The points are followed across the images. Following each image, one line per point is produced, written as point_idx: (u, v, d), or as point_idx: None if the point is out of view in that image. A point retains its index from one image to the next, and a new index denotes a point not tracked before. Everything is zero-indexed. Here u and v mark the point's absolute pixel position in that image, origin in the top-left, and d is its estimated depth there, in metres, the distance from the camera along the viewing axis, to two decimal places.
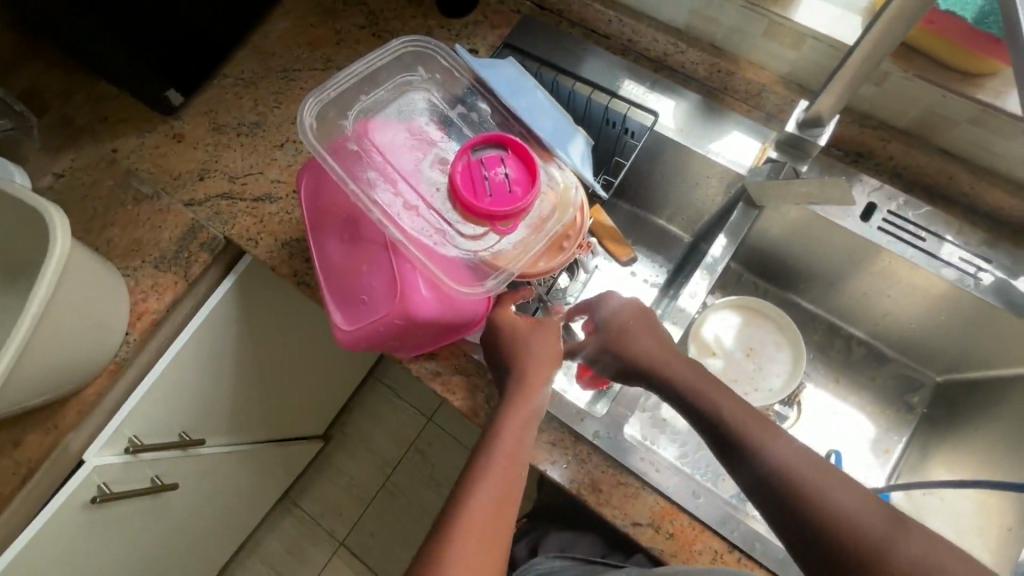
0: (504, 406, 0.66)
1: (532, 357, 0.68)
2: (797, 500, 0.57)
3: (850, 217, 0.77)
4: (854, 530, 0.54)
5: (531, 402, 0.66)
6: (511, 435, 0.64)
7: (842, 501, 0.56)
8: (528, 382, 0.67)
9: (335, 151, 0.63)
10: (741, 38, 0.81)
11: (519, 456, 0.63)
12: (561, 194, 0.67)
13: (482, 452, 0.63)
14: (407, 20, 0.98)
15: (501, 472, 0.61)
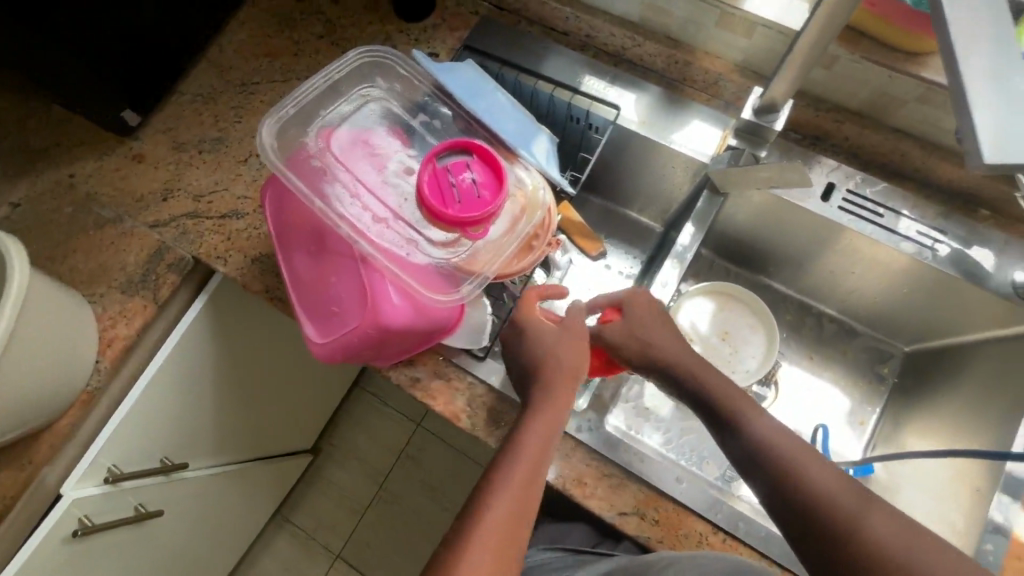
0: (531, 413, 0.66)
1: (559, 364, 0.69)
2: (783, 479, 0.61)
3: (811, 198, 0.79)
4: (834, 506, 0.58)
5: (558, 410, 0.67)
6: (534, 442, 0.64)
7: (824, 480, 0.60)
8: (557, 390, 0.67)
9: (298, 168, 0.62)
10: (695, 29, 0.82)
11: (541, 464, 0.63)
12: (529, 195, 0.68)
13: (502, 459, 0.63)
14: (365, 26, 0.97)
15: (521, 479, 0.62)
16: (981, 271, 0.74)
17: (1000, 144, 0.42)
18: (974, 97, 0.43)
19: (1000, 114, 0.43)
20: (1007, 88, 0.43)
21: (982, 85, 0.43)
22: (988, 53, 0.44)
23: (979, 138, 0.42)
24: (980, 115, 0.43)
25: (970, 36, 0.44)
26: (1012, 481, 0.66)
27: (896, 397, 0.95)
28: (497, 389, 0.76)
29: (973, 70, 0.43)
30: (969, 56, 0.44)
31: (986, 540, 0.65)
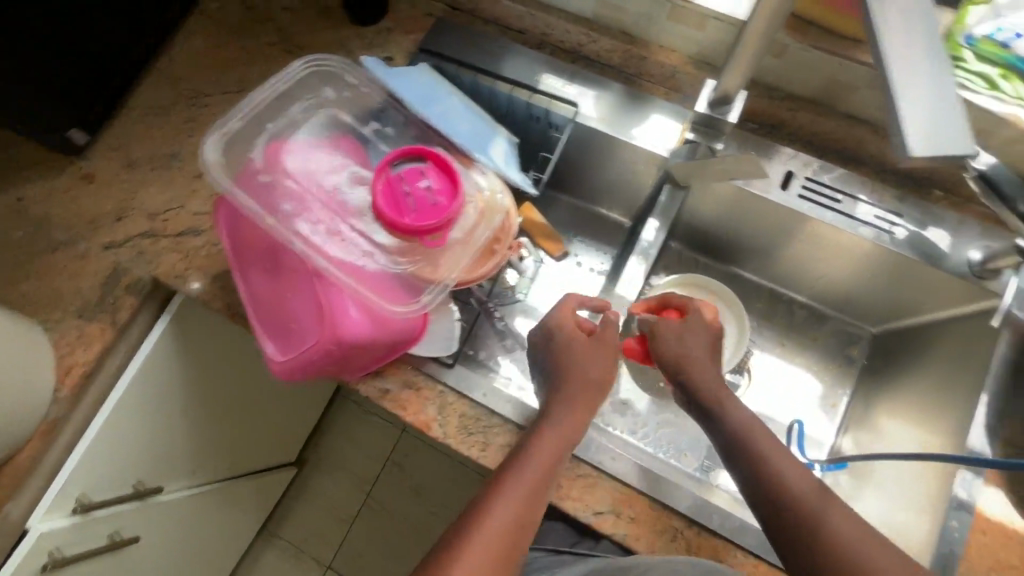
0: (549, 421, 0.69)
1: (587, 374, 0.72)
2: (765, 476, 0.63)
3: (771, 187, 0.79)
4: (810, 506, 0.60)
5: (577, 420, 0.70)
6: (549, 451, 0.67)
7: (803, 481, 0.62)
8: (579, 401, 0.70)
9: (246, 185, 0.60)
10: (649, 23, 0.82)
11: (552, 471, 0.66)
12: (487, 199, 0.67)
13: (514, 463, 0.66)
14: (319, 32, 0.95)
15: (530, 484, 0.65)
16: (938, 252, 0.75)
17: (925, 136, 0.44)
18: (901, 90, 0.45)
19: (926, 106, 0.45)
20: (932, 82, 0.45)
21: (907, 78, 0.45)
22: (912, 47, 0.46)
23: (907, 131, 0.44)
24: (907, 108, 0.45)
25: (893, 33, 0.46)
26: (974, 457, 0.68)
27: (866, 378, 0.96)
28: (468, 395, 0.76)
29: (898, 64, 0.46)
30: (894, 51, 0.46)
31: (952, 517, 0.66)
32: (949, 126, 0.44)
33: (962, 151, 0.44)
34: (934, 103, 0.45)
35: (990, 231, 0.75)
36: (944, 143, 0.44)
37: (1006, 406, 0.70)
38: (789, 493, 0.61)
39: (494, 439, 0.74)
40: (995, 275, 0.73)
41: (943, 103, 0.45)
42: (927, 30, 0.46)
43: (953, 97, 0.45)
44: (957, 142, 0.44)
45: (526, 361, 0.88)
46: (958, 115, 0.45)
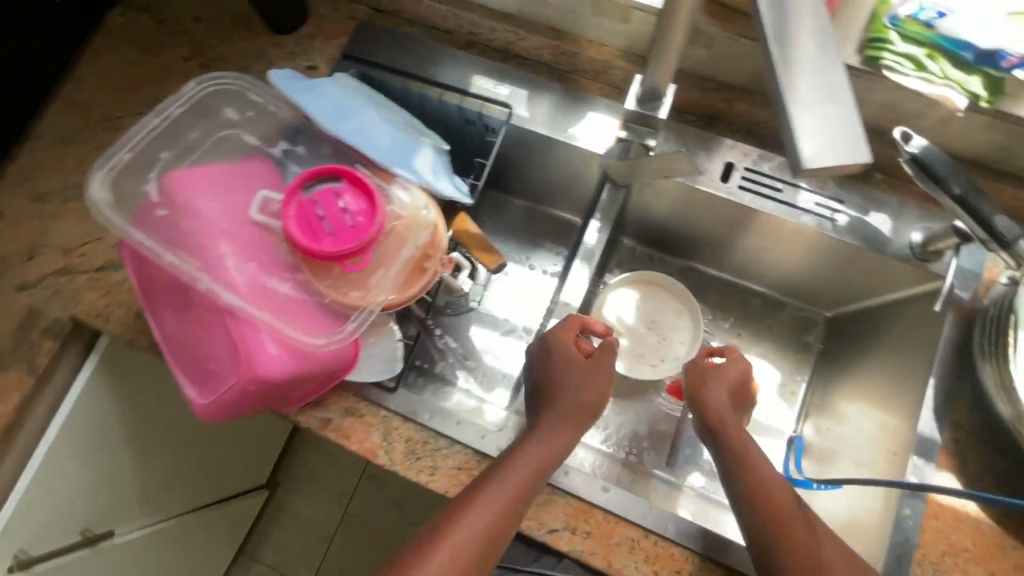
0: (534, 437, 0.68)
1: (573, 396, 0.71)
2: (741, 469, 0.65)
3: (711, 180, 0.77)
4: (776, 495, 0.62)
5: (565, 438, 0.69)
6: (532, 464, 0.65)
7: (770, 473, 0.64)
8: (569, 421, 0.70)
9: (144, 221, 0.56)
10: (575, 18, 0.79)
11: (533, 485, 0.65)
12: (411, 216, 0.63)
13: (496, 472, 0.65)
14: (236, 43, 0.89)
15: (511, 495, 0.63)
16: (880, 237, 0.74)
17: (818, 146, 0.43)
18: (796, 99, 0.45)
19: (820, 113, 0.44)
20: (826, 89, 0.45)
21: (802, 85, 0.45)
22: (808, 54, 0.46)
23: (802, 139, 0.44)
24: (801, 116, 0.44)
25: (792, 38, 0.46)
26: (924, 442, 0.67)
27: (822, 364, 0.95)
28: (413, 419, 0.72)
29: (795, 71, 0.46)
30: (789, 58, 0.46)
31: (905, 505, 0.65)
32: (844, 135, 0.44)
33: (854, 158, 0.43)
34: (826, 111, 0.44)
35: (930, 212, 0.74)
36: (838, 151, 0.43)
37: (955, 389, 0.69)
38: (760, 486, 0.63)
39: (443, 461, 0.71)
40: (937, 257, 0.72)
41: (837, 109, 0.44)
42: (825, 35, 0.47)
43: (846, 104, 0.45)
44: (850, 151, 0.43)
45: (482, 370, 0.88)
46: (851, 122, 0.44)
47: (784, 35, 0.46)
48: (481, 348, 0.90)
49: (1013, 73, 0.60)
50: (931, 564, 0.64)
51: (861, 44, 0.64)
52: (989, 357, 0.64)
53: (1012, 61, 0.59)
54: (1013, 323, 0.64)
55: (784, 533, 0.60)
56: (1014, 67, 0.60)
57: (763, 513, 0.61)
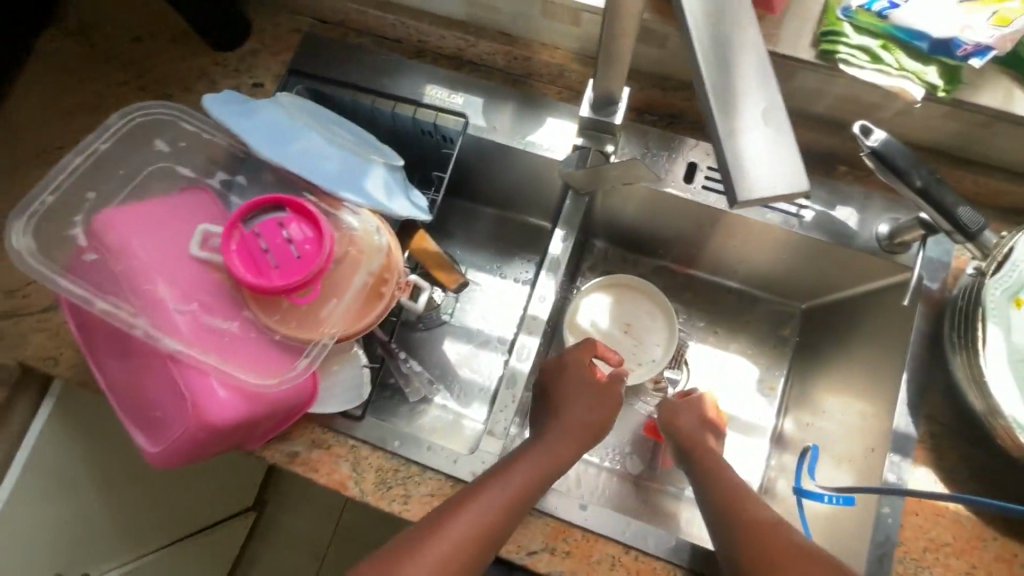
0: (524, 455, 0.66)
1: (579, 415, 0.71)
2: (714, 483, 0.67)
3: (674, 182, 0.75)
4: (747, 503, 0.63)
5: (569, 450, 0.68)
6: (520, 483, 0.63)
7: (738, 485, 0.66)
8: (571, 437, 0.69)
9: (74, 268, 0.54)
10: (525, 21, 0.76)
11: (522, 504, 0.62)
12: (362, 241, 0.61)
13: (484, 486, 0.62)
14: (177, 63, 0.85)
15: (497, 511, 0.61)
16: (847, 231, 0.72)
17: (751, 177, 0.36)
18: (724, 120, 0.37)
19: (755, 135, 0.37)
20: (761, 103, 0.38)
21: (732, 102, 0.38)
22: (739, 61, 0.38)
23: (733, 168, 0.37)
24: (731, 142, 0.37)
25: (717, 44, 0.38)
26: (899, 438, 0.67)
27: (800, 356, 0.90)
28: (383, 447, 0.70)
29: (722, 86, 0.38)
30: (716, 69, 0.38)
31: (884, 504, 0.64)
32: (782, 159, 0.37)
33: (793, 189, 0.36)
34: (761, 132, 0.37)
35: (896, 202, 0.73)
36: (775, 182, 0.36)
37: (928, 383, 0.69)
38: (732, 495, 0.64)
39: (416, 489, 0.69)
40: (905, 249, 0.71)
41: (772, 129, 0.37)
42: (756, 35, 0.39)
43: (783, 120, 0.37)
44: (788, 180, 0.36)
45: (458, 384, 0.87)
46: (790, 146, 0.37)
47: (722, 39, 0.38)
48: (456, 363, 0.88)
49: (969, 61, 0.58)
50: (913, 562, 0.63)
51: (815, 37, 0.63)
52: (961, 348, 0.63)
53: (967, 49, 0.58)
54: (981, 316, 0.62)
55: (756, 542, 0.59)
56: (969, 55, 0.58)
57: (735, 521, 0.62)
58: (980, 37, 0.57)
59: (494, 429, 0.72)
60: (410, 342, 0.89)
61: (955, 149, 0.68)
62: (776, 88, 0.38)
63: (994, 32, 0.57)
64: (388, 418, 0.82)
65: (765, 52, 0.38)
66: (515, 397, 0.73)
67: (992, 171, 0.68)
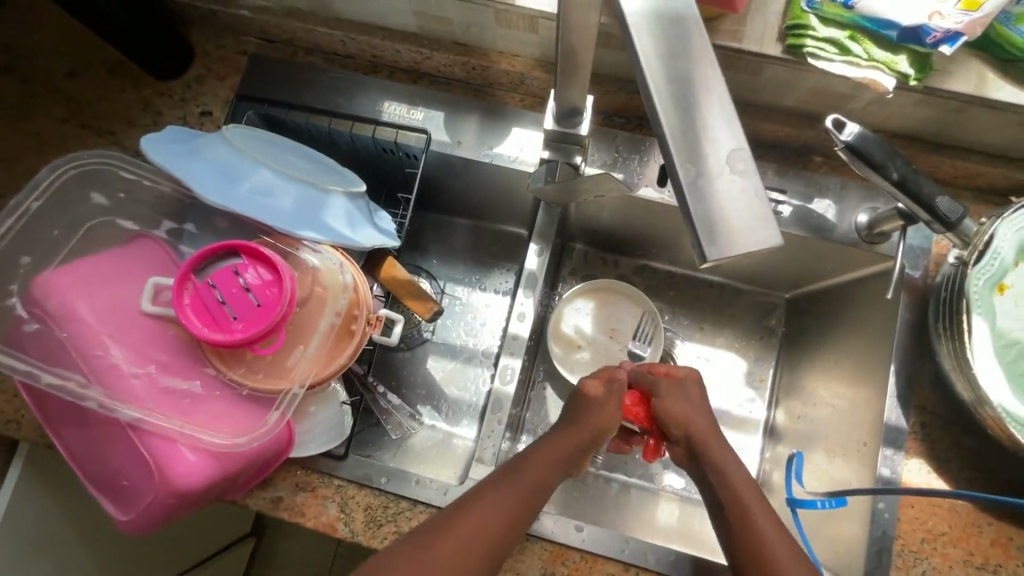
0: (522, 469, 0.61)
1: (589, 424, 0.65)
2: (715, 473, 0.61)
3: (647, 186, 0.73)
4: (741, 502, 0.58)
5: (562, 451, 0.63)
6: (517, 497, 0.58)
7: (742, 475, 0.60)
8: (567, 435, 0.64)
9: (19, 341, 0.51)
10: (479, 31, 0.73)
11: (522, 517, 0.58)
12: (327, 279, 0.58)
13: (474, 503, 0.57)
14: (118, 96, 0.80)
15: (504, 516, 0.57)
16: (825, 224, 0.71)
17: (721, 231, 0.33)
18: (687, 168, 0.34)
19: (722, 183, 0.34)
20: (726, 147, 0.34)
21: (696, 147, 0.34)
22: (702, 102, 0.35)
23: (699, 222, 0.34)
24: (695, 194, 0.34)
25: (675, 86, 0.35)
26: (891, 431, 0.67)
27: (788, 347, 0.88)
28: (369, 484, 0.67)
29: (683, 130, 0.35)
30: (676, 112, 0.35)
31: (881, 500, 0.64)
32: (752, 211, 0.34)
33: (764, 241, 0.33)
34: (728, 180, 0.34)
35: (873, 191, 0.71)
36: (746, 236, 0.33)
37: (915, 372, 0.69)
38: (731, 492, 0.59)
39: (407, 524, 0.66)
40: (884, 238, 0.70)
41: (740, 176, 0.34)
42: (717, 73, 0.35)
43: (752, 166, 0.34)
44: (758, 232, 0.33)
45: (445, 404, 0.84)
46: (760, 193, 0.34)
47: (681, 75, 0.35)
48: (441, 380, 0.86)
49: (940, 48, 0.56)
50: (912, 554, 0.63)
51: (781, 31, 0.61)
52: (947, 340, 0.62)
53: (937, 36, 0.55)
54: (965, 309, 0.61)
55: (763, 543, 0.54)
56: (939, 43, 0.56)
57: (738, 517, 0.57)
58: (948, 24, 0.55)
59: (482, 455, 0.70)
60: (393, 364, 0.86)
61: (928, 134, 0.67)
62: (742, 130, 0.35)
63: (962, 17, 0.55)
64: (373, 452, 0.79)
65: (727, 91, 0.35)
66: (502, 421, 0.72)
67: (967, 154, 0.67)
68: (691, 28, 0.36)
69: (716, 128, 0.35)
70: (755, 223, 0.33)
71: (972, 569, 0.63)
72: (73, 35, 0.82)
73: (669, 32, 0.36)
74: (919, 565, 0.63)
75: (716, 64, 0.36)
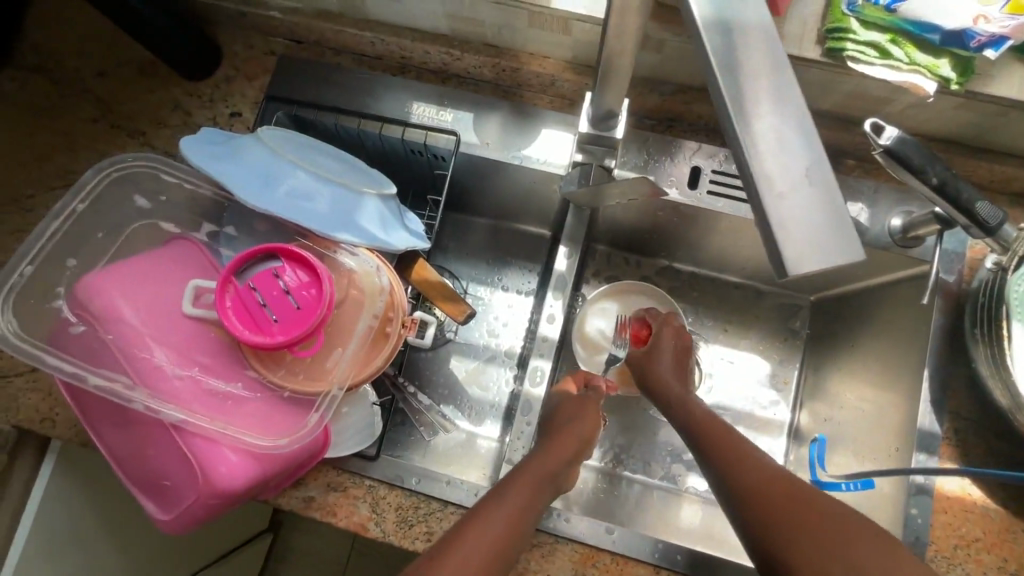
0: (506, 491, 0.56)
1: (578, 431, 0.65)
2: (742, 510, 0.54)
3: (678, 187, 0.73)
4: (774, 526, 0.52)
5: (554, 462, 0.61)
6: (506, 521, 0.53)
7: (765, 477, 0.55)
8: (559, 445, 0.63)
9: (63, 341, 0.52)
10: (511, 32, 0.73)
11: (512, 543, 0.53)
12: (364, 282, 0.59)
13: (454, 545, 0.51)
14: (147, 97, 0.81)
15: (509, 528, 0.53)
16: (857, 227, 0.70)
17: (801, 244, 0.33)
18: (765, 180, 0.34)
19: (799, 197, 0.34)
20: (802, 161, 0.35)
21: (773, 159, 0.34)
22: (777, 113, 0.35)
23: (777, 233, 0.34)
24: (775, 207, 0.34)
25: (752, 96, 0.35)
26: (924, 437, 0.67)
27: (812, 349, 0.87)
28: (400, 485, 0.68)
29: (760, 141, 0.35)
30: (754, 123, 0.35)
31: (912, 504, 0.64)
32: (828, 225, 0.34)
33: (840, 254, 0.34)
34: (806, 195, 0.34)
35: (906, 194, 0.71)
36: (824, 251, 0.34)
37: (949, 376, 0.69)
38: (746, 499, 0.54)
39: (439, 525, 0.67)
40: (919, 242, 0.70)
41: (815, 188, 0.34)
42: (792, 85, 0.36)
43: (827, 180, 0.35)
44: (836, 248, 0.34)
45: (469, 404, 0.85)
46: (836, 207, 0.35)
47: (759, 86, 0.35)
48: (463, 380, 0.86)
49: (984, 52, 0.56)
50: (945, 559, 0.63)
51: (820, 34, 0.60)
52: (984, 344, 0.62)
53: (981, 40, 0.55)
54: (1005, 315, 0.61)
55: (822, 548, 0.49)
56: (984, 47, 0.56)
57: (769, 539, 0.52)
58: (994, 28, 0.55)
59: (512, 457, 0.71)
60: (416, 364, 0.86)
61: (965, 138, 0.67)
62: (817, 143, 0.35)
63: (1007, 21, 0.55)
64: (401, 452, 0.80)
65: (802, 104, 0.36)
66: (530, 423, 0.72)
67: (1003, 158, 0.67)
68: (767, 42, 0.36)
69: (793, 139, 0.35)
70: (833, 237, 0.34)
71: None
72: (103, 35, 0.83)
73: (744, 44, 0.36)
74: (952, 571, 0.62)
75: (792, 78, 0.36)
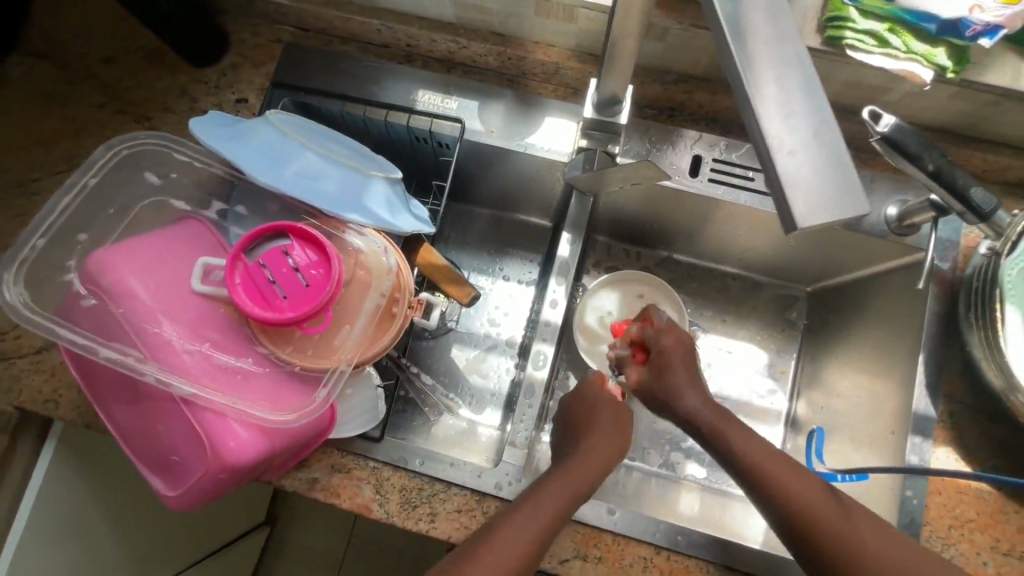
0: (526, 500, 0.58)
1: (606, 434, 0.67)
2: (777, 508, 0.56)
3: (680, 174, 0.74)
4: (805, 511, 0.55)
5: (581, 468, 0.63)
6: (534, 533, 0.55)
7: (782, 464, 0.58)
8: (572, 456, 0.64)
9: (74, 315, 0.52)
10: (517, 21, 0.74)
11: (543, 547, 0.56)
12: (371, 262, 0.59)
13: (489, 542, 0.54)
14: (153, 82, 0.81)
15: (537, 530, 0.55)
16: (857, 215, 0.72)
17: (811, 200, 0.35)
18: (775, 140, 0.36)
19: (809, 155, 0.36)
20: (811, 124, 0.36)
21: (782, 122, 0.36)
22: (790, 79, 0.37)
23: (787, 191, 0.35)
24: (786, 166, 0.36)
25: (765, 63, 0.37)
26: (920, 420, 0.68)
27: (809, 339, 0.88)
28: (404, 466, 0.68)
29: (773, 106, 0.36)
30: (766, 87, 0.36)
31: (907, 486, 0.65)
32: (837, 183, 0.35)
33: (848, 210, 0.35)
34: (817, 154, 0.36)
35: (902, 183, 0.73)
36: (834, 206, 0.35)
37: (946, 361, 0.70)
38: (766, 484, 0.57)
39: (442, 506, 0.68)
40: (914, 230, 0.71)
41: (824, 149, 0.36)
42: (804, 53, 0.37)
43: (837, 141, 0.36)
44: (846, 202, 0.35)
45: (470, 391, 0.85)
46: (846, 166, 0.36)
47: (771, 53, 0.37)
48: (464, 368, 0.86)
49: (979, 40, 0.57)
50: (939, 539, 0.64)
51: (820, 23, 0.62)
52: (979, 328, 0.64)
53: (976, 29, 0.57)
54: (999, 298, 0.63)
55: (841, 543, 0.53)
56: (979, 35, 0.57)
57: (802, 524, 0.55)
58: (988, 17, 0.57)
59: (515, 439, 0.72)
60: (418, 351, 0.87)
61: (960, 127, 0.69)
62: (827, 109, 0.37)
63: (1001, 11, 0.57)
64: (405, 435, 0.81)
65: (813, 71, 0.37)
66: (533, 406, 0.73)
67: (992, 148, 0.69)
68: (779, 13, 0.38)
69: (806, 104, 0.37)
70: (844, 194, 0.35)
71: (1000, 555, 0.64)
72: (109, 22, 0.83)
73: (758, 14, 0.37)
74: (947, 551, 0.64)
75: (803, 47, 0.37)
